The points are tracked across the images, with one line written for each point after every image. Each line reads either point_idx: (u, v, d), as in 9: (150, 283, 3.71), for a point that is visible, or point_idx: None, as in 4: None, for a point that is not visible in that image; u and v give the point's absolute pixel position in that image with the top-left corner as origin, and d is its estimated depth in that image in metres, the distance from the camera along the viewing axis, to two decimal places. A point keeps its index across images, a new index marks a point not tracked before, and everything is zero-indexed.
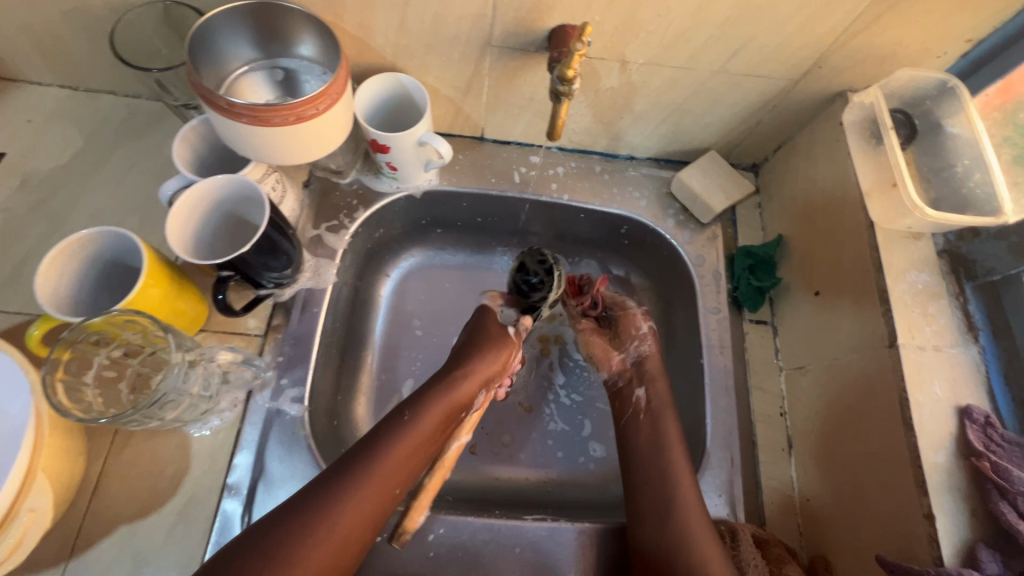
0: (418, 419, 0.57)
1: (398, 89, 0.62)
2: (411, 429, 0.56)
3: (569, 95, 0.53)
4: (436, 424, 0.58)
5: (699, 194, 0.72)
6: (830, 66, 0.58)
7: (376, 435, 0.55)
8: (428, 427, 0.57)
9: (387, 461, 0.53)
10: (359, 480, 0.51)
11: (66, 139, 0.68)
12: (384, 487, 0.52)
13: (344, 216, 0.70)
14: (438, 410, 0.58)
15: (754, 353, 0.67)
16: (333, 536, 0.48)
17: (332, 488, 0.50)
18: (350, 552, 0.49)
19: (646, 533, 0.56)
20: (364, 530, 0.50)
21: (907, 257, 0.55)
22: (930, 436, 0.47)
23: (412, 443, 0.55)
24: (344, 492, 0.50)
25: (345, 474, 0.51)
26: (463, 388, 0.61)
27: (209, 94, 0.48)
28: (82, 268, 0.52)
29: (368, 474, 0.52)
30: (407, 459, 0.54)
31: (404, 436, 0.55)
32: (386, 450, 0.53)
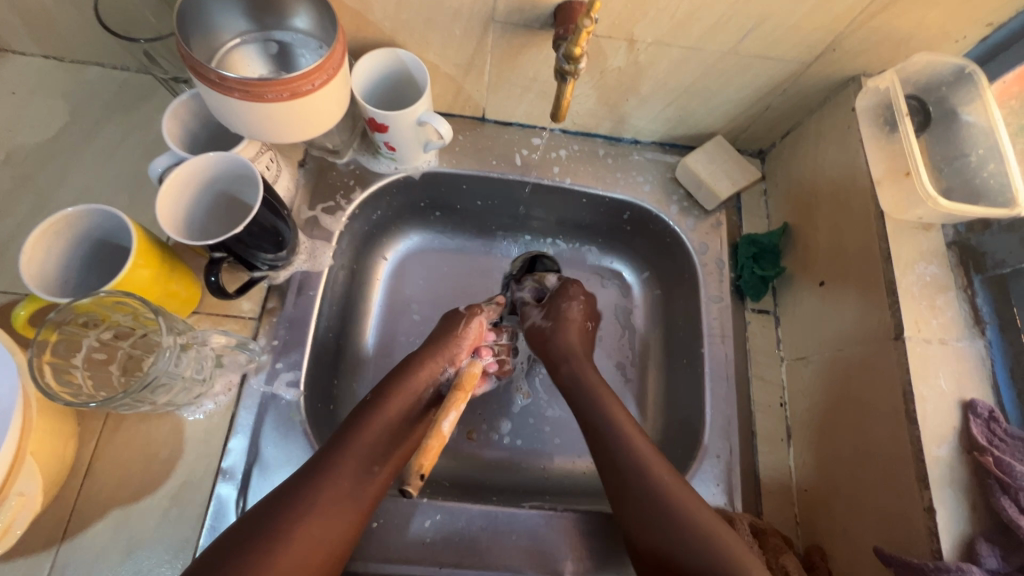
0: (384, 399, 0.57)
1: (397, 66, 0.60)
2: (378, 411, 0.56)
3: (575, 74, 0.50)
4: (400, 406, 0.57)
5: (704, 180, 0.70)
6: (844, 49, 0.56)
7: (344, 427, 0.55)
8: (394, 406, 0.57)
9: (358, 443, 0.53)
10: (334, 462, 0.51)
11: (52, 112, 0.65)
12: (359, 467, 0.52)
13: (341, 197, 0.68)
14: (400, 393, 0.58)
15: (756, 343, 0.67)
16: (319, 519, 0.48)
17: (314, 474, 0.50)
18: (343, 532, 0.49)
19: (644, 533, 0.51)
20: (352, 510, 0.50)
21: (916, 248, 0.54)
22: (933, 430, 0.47)
23: (382, 424, 0.55)
24: (323, 474, 0.50)
25: (323, 459, 0.52)
26: (423, 370, 0.60)
27: (199, 66, 0.45)
28: (68, 247, 0.50)
29: (342, 456, 0.52)
30: (380, 439, 0.54)
31: (371, 418, 0.55)
32: (355, 434, 0.54)
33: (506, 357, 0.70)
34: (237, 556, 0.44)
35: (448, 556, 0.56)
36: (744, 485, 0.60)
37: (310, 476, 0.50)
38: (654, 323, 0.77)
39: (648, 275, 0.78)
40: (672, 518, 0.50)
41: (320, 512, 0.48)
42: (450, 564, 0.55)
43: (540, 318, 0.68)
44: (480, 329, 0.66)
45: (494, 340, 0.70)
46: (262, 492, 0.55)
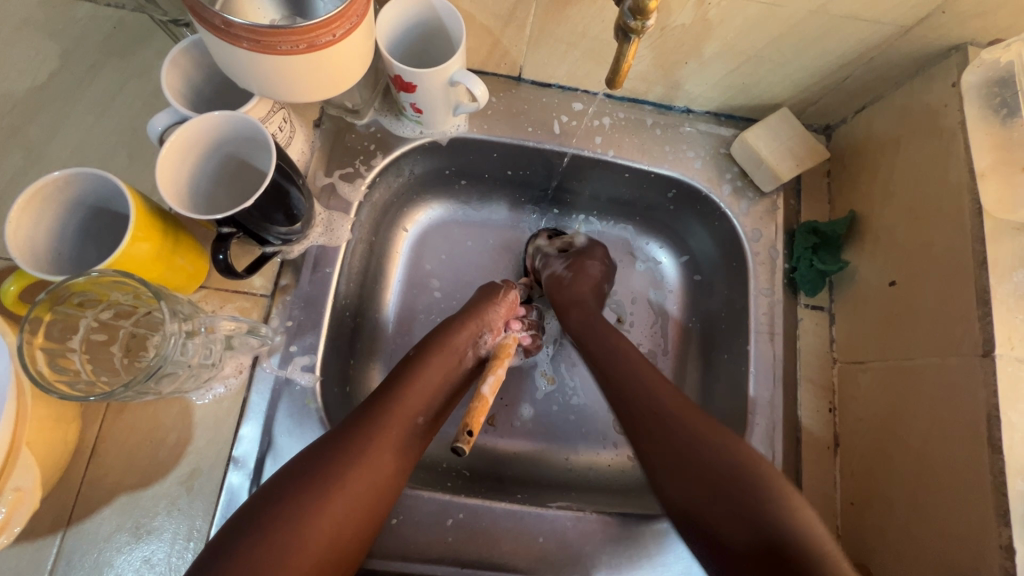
0: (429, 354, 0.56)
1: (426, 14, 0.52)
2: (423, 365, 0.55)
3: (640, 32, 0.42)
4: (440, 371, 0.55)
5: (764, 158, 0.62)
6: (956, 12, 0.48)
7: (381, 389, 0.52)
8: (438, 362, 0.55)
9: (403, 400, 0.51)
10: (380, 417, 0.49)
11: (40, 55, 0.58)
12: (407, 418, 0.50)
13: (360, 163, 0.61)
14: (438, 357, 0.56)
15: (807, 342, 0.61)
16: (368, 468, 0.46)
17: (361, 424, 0.48)
18: (387, 484, 0.47)
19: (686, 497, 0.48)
20: (397, 462, 0.48)
21: (1015, 252, 0.47)
22: (1018, 461, 0.43)
23: (428, 378, 0.54)
24: (370, 424, 0.48)
25: (371, 408, 0.50)
26: (462, 335, 0.58)
27: (201, 10, 0.38)
28: (61, 217, 0.45)
29: (392, 404, 0.50)
30: (425, 392, 0.53)
31: (416, 371, 0.54)
32: (402, 385, 0.52)
33: (537, 332, 0.67)
34: (286, 501, 0.43)
35: (470, 555, 0.53)
36: None
37: (358, 425, 0.48)
38: (692, 311, 0.72)
39: (688, 258, 0.72)
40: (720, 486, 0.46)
41: (370, 458, 0.47)
42: (471, 563, 0.53)
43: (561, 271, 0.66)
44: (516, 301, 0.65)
45: (526, 314, 0.67)
46: None
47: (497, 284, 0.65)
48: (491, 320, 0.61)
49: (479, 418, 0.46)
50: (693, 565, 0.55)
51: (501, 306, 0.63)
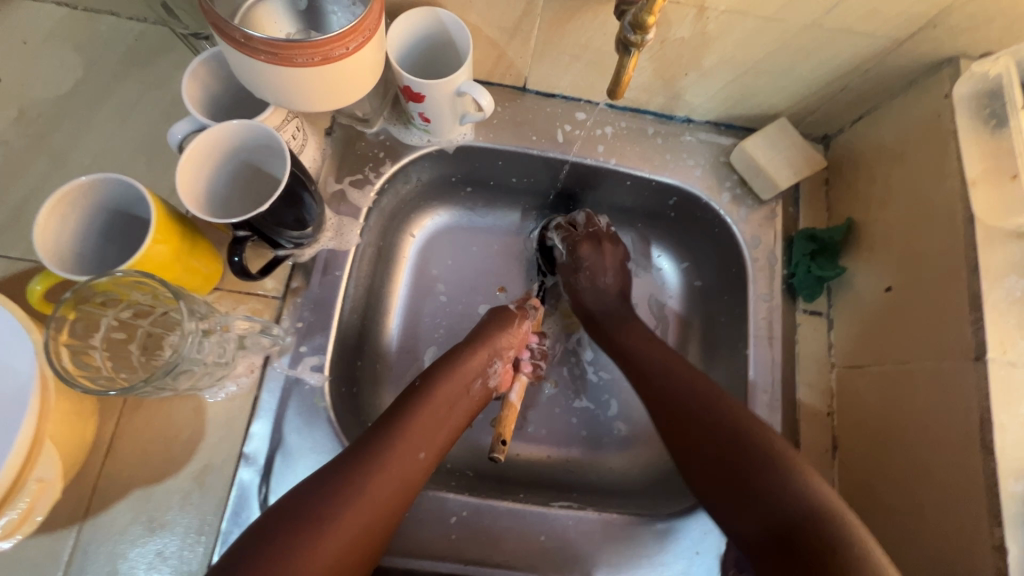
0: (433, 385, 0.57)
1: (435, 28, 0.54)
2: (426, 398, 0.55)
3: (641, 45, 0.44)
4: (445, 403, 0.56)
5: (763, 167, 0.64)
6: (947, 26, 0.49)
7: (386, 419, 0.53)
8: (441, 395, 0.56)
9: (406, 431, 0.52)
10: (381, 447, 0.50)
11: (66, 65, 0.61)
12: (408, 454, 0.51)
13: (369, 170, 0.63)
14: (443, 390, 0.57)
15: (805, 346, 0.62)
16: (359, 509, 0.47)
17: (355, 462, 0.49)
18: (382, 523, 0.48)
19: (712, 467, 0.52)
20: (399, 491, 0.49)
21: (1008, 259, 0.48)
22: (1011, 463, 0.43)
23: (430, 410, 0.55)
24: (374, 455, 0.50)
25: (366, 446, 0.50)
26: (469, 365, 0.60)
27: (223, 24, 0.41)
28: (85, 220, 0.47)
29: (395, 435, 0.51)
30: (428, 426, 0.54)
31: (421, 403, 0.55)
32: (404, 421, 0.53)
33: (543, 363, 0.68)
34: (277, 546, 0.43)
35: (473, 553, 0.54)
36: None
37: (353, 464, 0.49)
38: (693, 318, 0.73)
39: (689, 264, 0.74)
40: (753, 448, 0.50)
41: (363, 497, 0.47)
42: (474, 561, 0.54)
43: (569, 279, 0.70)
44: (528, 331, 0.66)
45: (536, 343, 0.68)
46: (284, 479, 0.53)
47: (510, 307, 0.67)
48: (500, 349, 0.63)
49: (509, 426, 0.59)
50: (692, 565, 0.55)
51: (514, 330, 0.65)
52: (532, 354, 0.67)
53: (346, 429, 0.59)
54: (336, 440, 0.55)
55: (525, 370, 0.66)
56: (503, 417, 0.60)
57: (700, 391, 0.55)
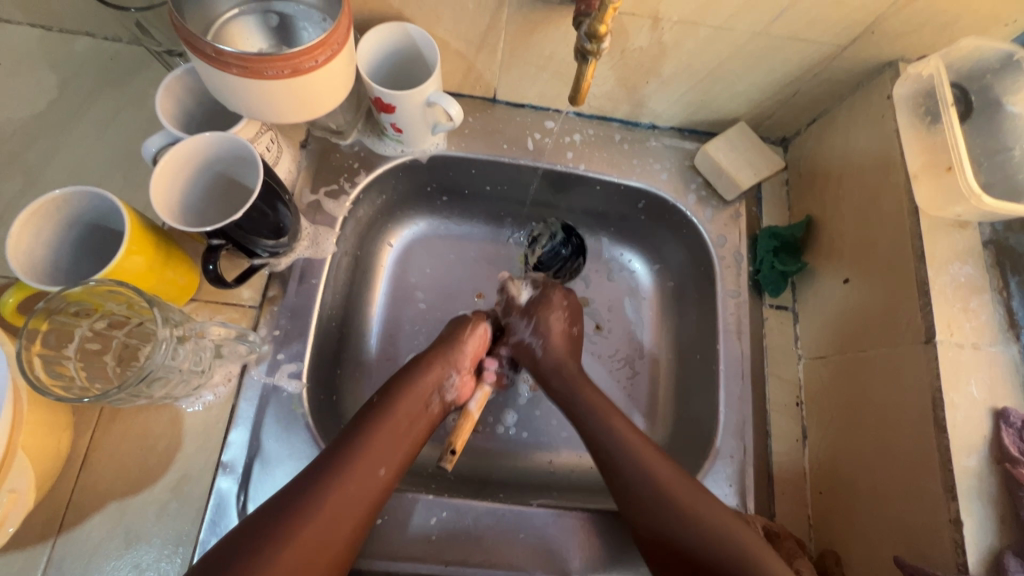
0: (389, 399, 0.56)
1: (404, 42, 0.56)
2: (382, 413, 0.55)
3: (597, 54, 0.47)
4: (403, 415, 0.56)
5: (725, 169, 0.67)
6: (884, 32, 0.53)
7: (346, 432, 0.53)
8: (399, 408, 0.56)
9: (362, 446, 0.52)
10: (339, 462, 0.50)
11: (41, 84, 0.62)
12: (365, 472, 0.51)
13: (344, 180, 0.65)
14: (401, 402, 0.56)
15: (773, 340, 0.64)
16: (316, 528, 0.47)
17: (315, 477, 0.49)
18: (345, 540, 0.48)
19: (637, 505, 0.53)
20: (357, 509, 0.49)
21: (951, 246, 0.51)
22: (963, 439, 0.45)
23: (388, 424, 0.54)
24: (335, 469, 0.50)
25: (327, 463, 0.50)
26: (427, 376, 0.59)
27: (194, 40, 0.42)
28: (59, 233, 0.47)
29: (351, 451, 0.51)
30: (385, 441, 0.53)
31: (376, 420, 0.54)
32: (361, 437, 0.52)
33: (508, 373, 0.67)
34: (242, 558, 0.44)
35: (453, 555, 0.54)
36: (757, 484, 0.59)
37: (316, 477, 0.49)
38: (668, 317, 0.75)
39: (661, 267, 0.76)
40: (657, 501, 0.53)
41: (321, 512, 0.48)
42: (454, 562, 0.54)
43: (529, 333, 0.65)
44: (485, 337, 0.65)
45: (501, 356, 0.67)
46: (263, 487, 0.53)
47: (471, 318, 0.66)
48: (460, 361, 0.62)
49: (463, 435, 0.58)
50: None
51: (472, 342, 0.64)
52: (498, 365, 0.67)
53: (326, 436, 0.59)
54: (315, 446, 0.55)
55: (488, 379, 0.64)
56: (459, 427, 0.58)
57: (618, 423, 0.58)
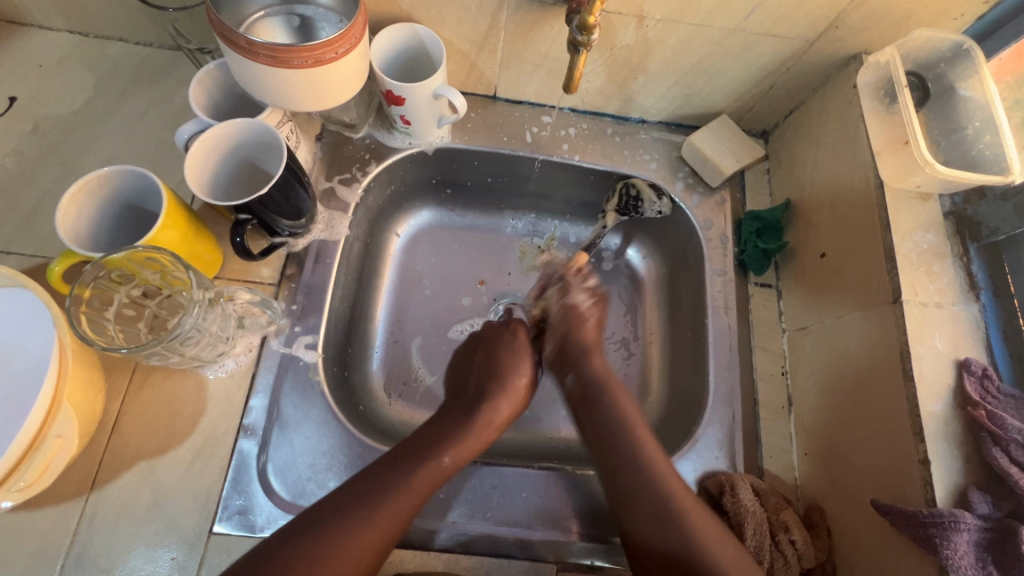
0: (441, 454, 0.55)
1: (413, 41, 0.62)
2: (430, 466, 0.54)
3: (588, 45, 0.52)
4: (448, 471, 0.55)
5: (709, 157, 0.72)
6: (847, 27, 0.58)
7: (386, 469, 0.53)
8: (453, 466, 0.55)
9: (405, 499, 0.51)
10: (374, 505, 0.50)
11: (78, 84, 0.67)
12: (398, 525, 0.50)
13: (357, 170, 0.70)
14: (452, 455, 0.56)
15: (758, 314, 0.68)
16: (335, 567, 0.47)
17: (340, 522, 0.48)
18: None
19: (632, 511, 0.54)
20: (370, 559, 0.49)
21: (914, 217, 0.56)
22: (929, 386, 0.49)
23: (432, 480, 0.54)
24: (367, 509, 0.49)
25: (358, 499, 0.50)
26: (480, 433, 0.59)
27: (229, 32, 0.48)
28: (100, 209, 0.52)
29: (390, 498, 0.51)
30: (422, 500, 0.53)
31: (422, 475, 0.53)
32: (405, 489, 0.52)
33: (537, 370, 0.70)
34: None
35: (462, 511, 0.58)
36: (747, 446, 0.62)
37: (344, 508, 0.49)
38: (660, 299, 0.78)
39: (653, 253, 0.80)
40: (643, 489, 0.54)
41: (336, 559, 0.47)
42: (462, 517, 0.57)
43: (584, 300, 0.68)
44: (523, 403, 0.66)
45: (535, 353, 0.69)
46: (282, 449, 0.57)
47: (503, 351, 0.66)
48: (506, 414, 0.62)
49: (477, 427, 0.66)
50: None
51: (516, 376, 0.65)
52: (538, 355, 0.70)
53: (340, 406, 0.63)
54: (330, 411, 0.59)
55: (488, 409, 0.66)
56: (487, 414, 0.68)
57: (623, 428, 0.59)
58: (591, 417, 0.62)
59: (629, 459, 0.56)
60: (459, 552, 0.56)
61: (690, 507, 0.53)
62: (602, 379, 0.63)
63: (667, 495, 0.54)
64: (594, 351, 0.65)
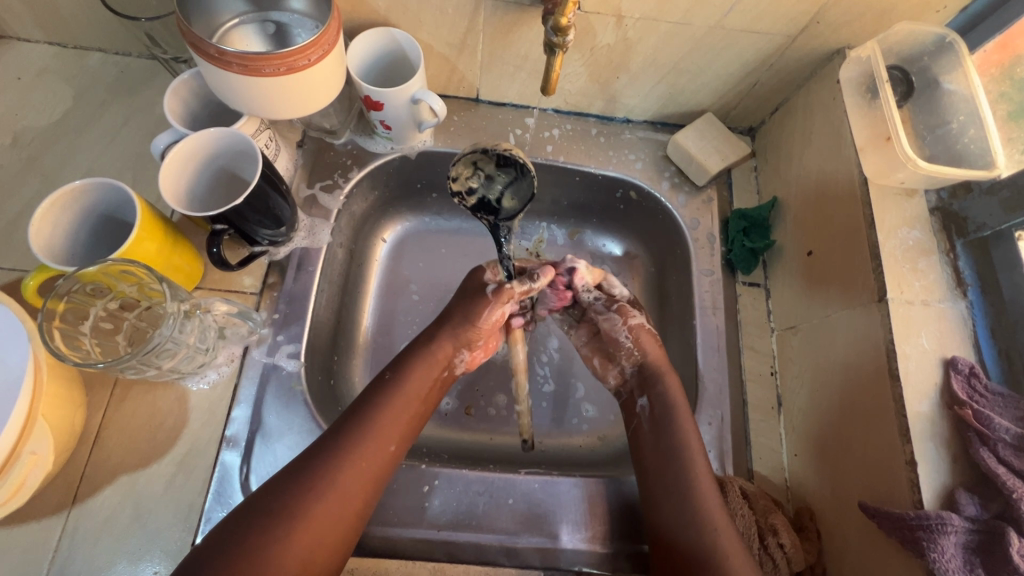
0: (403, 374, 0.56)
1: (391, 45, 0.62)
2: (395, 386, 0.55)
3: (563, 46, 0.51)
4: (417, 387, 0.56)
5: (694, 156, 0.71)
6: (828, 21, 0.58)
7: (361, 398, 0.54)
8: (415, 382, 0.56)
9: (375, 420, 0.52)
10: (348, 433, 0.51)
11: (57, 96, 0.67)
12: (378, 446, 0.51)
13: (339, 176, 0.69)
14: (417, 373, 0.57)
15: (746, 314, 0.68)
16: (326, 508, 0.47)
17: (322, 455, 0.49)
18: (348, 521, 0.48)
19: (655, 512, 0.54)
20: (364, 487, 0.49)
21: (899, 213, 0.55)
22: (916, 386, 0.49)
23: (402, 397, 0.55)
24: (345, 439, 0.50)
25: (335, 435, 0.51)
26: (442, 349, 0.60)
27: (199, 42, 0.47)
28: (75, 220, 0.52)
29: (360, 423, 0.52)
30: (399, 417, 0.54)
31: (391, 393, 0.55)
32: (376, 411, 0.53)
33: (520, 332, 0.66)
34: (248, 538, 0.44)
35: (447, 519, 0.57)
36: (736, 449, 0.61)
37: (324, 447, 0.50)
38: (648, 300, 0.77)
39: (641, 253, 0.79)
40: (675, 485, 0.53)
41: (330, 495, 0.47)
42: (448, 525, 0.57)
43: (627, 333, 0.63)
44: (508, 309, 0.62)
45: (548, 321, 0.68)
46: (265, 459, 0.56)
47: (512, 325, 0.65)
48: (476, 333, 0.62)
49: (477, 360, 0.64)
50: None
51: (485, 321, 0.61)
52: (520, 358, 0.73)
53: (325, 414, 0.62)
54: (313, 421, 0.59)
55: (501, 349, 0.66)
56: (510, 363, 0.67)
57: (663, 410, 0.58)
58: (644, 455, 0.57)
59: (670, 450, 0.55)
60: (445, 560, 0.56)
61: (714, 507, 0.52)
62: (669, 405, 0.58)
63: (705, 498, 0.52)
64: (668, 372, 0.60)
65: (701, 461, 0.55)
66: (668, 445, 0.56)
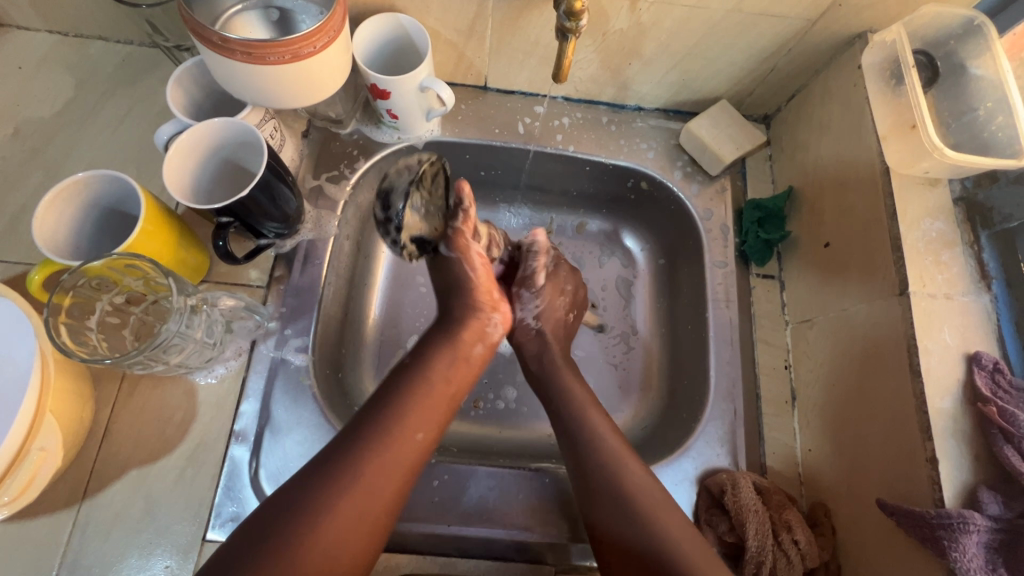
0: (424, 360, 0.55)
1: (398, 32, 0.60)
2: (418, 373, 0.54)
3: (576, 32, 0.50)
4: (439, 371, 0.55)
5: (708, 145, 0.69)
6: (851, 4, 0.55)
7: (385, 387, 0.53)
8: (434, 369, 0.55)
9: (400, 409, 0.51)
10: (369, 427, 0.50)
11: (59, 85, 0.66)
12: (405, 435, 0.50)
13: (345, 166, 0.68)
14: (439, 357, 0.56)
15: (761, 307, 0.66)
16: (351, 504, 0.46)
17: (343, 448, 0.48)
18: (377, 515, 0.47)
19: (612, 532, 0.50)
20: (393, 480, 0.48)
21: (922, 204, 0.54)
22: (937, 383, 0.47)
23: (426, 383, 0.54)
24: (364, 432, 0.49)
25: (356, 429, 0.50)
26: (466, 327, 0.59)
27: (201, 29, 0.46)
28: (80, 214, 0.51)
29: (383, 414, 0.50)
30: (425, 404, 0.52)
31: (414, 382, 0.53)
32: (398, 400, 0.52)
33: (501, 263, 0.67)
34: (270, 539, 0.43)
35: (455, 514, 0.57)
36: (749, 444, 0.60)
37: (347, 442, 0.49)
38: (659, 292, 0.76)
39: (652, 244, 0.78)
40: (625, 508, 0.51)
41: (354, 490, 0.46)
42: (458, 521, 0.56)
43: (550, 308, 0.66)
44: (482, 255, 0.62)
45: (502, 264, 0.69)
46: (274, 454, 0.56)
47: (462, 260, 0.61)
48: (486, 298, 0.62)
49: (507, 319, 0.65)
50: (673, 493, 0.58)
51: (475, 278, 0.61)
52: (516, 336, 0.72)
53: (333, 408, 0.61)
54: (321, 414, 0.58)
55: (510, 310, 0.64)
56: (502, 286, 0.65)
57: (580, 422, 0.57)
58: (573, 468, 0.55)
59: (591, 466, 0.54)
60: (455, 555, 0.56)
61: (658, 519, 0.50)
62: (573, 415, 0.57)
63: (651, 513, 0.50)
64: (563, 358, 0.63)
65: (630, 474, 0.53)
66: (588, 456, 0.55)
